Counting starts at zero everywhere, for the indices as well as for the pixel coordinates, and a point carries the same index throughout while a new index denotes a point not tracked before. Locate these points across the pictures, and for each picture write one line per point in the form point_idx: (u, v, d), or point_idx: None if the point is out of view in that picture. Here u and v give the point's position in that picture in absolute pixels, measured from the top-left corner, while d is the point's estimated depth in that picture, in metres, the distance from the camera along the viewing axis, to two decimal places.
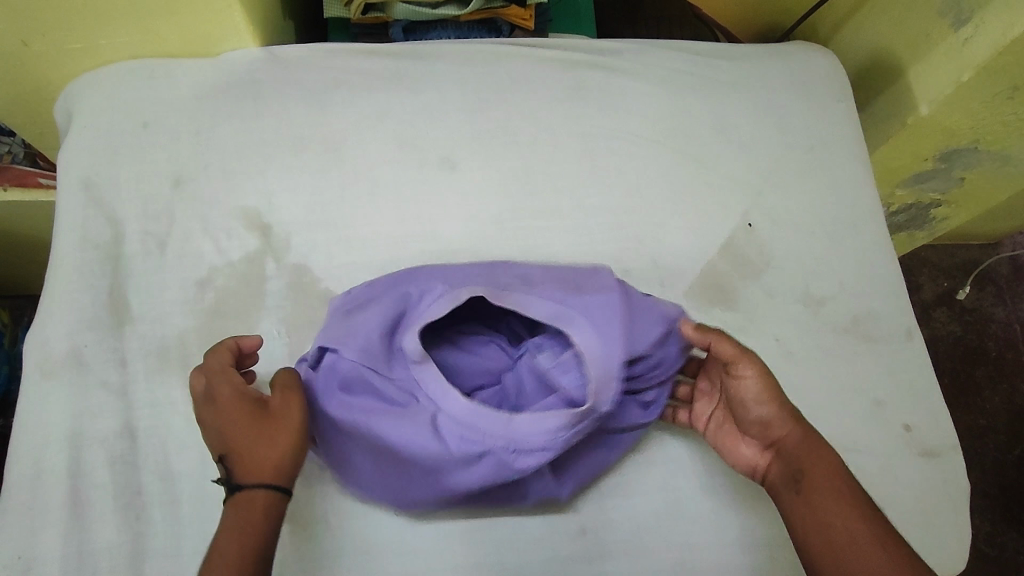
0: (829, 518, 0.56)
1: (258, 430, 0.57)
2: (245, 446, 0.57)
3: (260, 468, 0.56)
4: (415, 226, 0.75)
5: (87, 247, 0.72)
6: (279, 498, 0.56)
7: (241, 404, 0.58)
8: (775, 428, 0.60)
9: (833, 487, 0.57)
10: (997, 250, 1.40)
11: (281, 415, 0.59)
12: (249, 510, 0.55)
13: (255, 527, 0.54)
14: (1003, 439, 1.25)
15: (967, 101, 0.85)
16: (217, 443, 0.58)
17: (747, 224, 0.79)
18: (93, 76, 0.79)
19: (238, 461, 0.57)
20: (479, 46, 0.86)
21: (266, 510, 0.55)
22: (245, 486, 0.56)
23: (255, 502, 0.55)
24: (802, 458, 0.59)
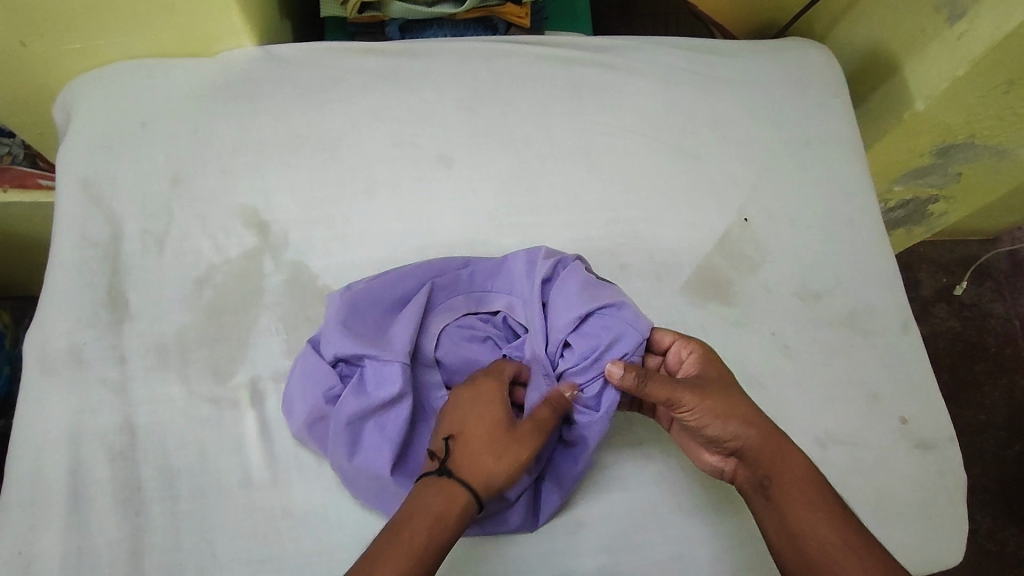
0: (802, 526, 0.56)
1: (502, 437, 0.57)
2: (476, 444, 0.57)
3: (481, 474, 0.56)
4: (413, 223, 0.76)
5: (86, 246, 0.72)
6: (468, 509, 0.55)
7: (501, 410, 0.59)
8: (737, 440, 0.60)
9: (802, 492, 0.57)
10: (996, 245, 1.40)
11: (525, 442, 0.58)
12: (446, 503, 0.54)
13: (438, 527, 0.53)
14: (1003, 435, 1.25)
15: (964, 96, 0.85)
16: (452, 425, 0.59)
17: (743, 218, 0.80)
18: (92, 76, 0.79)
19: (465, 454, 0.57)
20: (475, 44, 0.86)
21: (452, 514, 0.54)
22: (455, 478, 0.55)
23: (456, 500, 0.54)
24: (769, 464, 0.59)
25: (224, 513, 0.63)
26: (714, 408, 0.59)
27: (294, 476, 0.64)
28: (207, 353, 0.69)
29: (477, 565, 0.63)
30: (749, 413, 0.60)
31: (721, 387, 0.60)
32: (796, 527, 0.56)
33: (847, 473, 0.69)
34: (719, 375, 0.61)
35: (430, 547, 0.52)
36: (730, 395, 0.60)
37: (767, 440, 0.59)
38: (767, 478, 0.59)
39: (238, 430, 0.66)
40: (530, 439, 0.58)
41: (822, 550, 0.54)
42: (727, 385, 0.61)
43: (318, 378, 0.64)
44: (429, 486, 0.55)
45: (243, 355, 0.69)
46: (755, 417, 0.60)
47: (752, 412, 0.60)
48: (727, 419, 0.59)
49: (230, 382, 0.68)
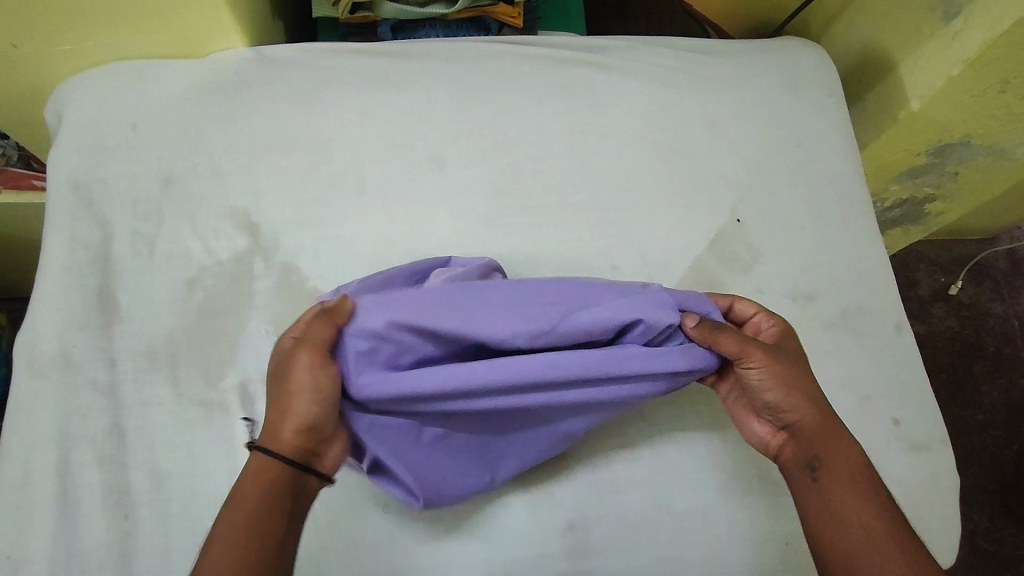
0: (845, 504, 0.55)
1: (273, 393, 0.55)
2: (267, 407, 0.55)
3: (273, 430, 0.54)
4: (404, 225, 0.76)
5: (76, 248, 0.72)
6: (278, 465, 0.53)
7: (276, 362, 0.57)
8: (798, 412, 0.59)
9: (851, 475, 0.57)
10: (995, 244, 1.39)
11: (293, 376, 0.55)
12: (249, 468, 0.53)
13: (252, 491, 0.52)
14: (1000, 435, 1.25)
15: (958, 95, 0.84)
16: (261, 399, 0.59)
17: (736, 219, 0.79)
18: (83, 77, 0.79)
19: (261, 421, 0.55)
20: (468, 44, 0.86)
21: (257, 476, 0.53)
22: (256, 446, 0.54)
23: (253, 461, 0.53)
24: (823, 444, 0.58)
25: (213, 516, 0.62)
26: (786, 376, 0.60)
27: None
28: (197, 355, 0.69)
29: (467, 567, 0.63)
30: (814, 392, 0.60)
31: (797, 361, 0.61)
32: (837, 504, 0.56)
33: None
34: (797, 353, 0.62)
35: (235, 519, 0.51)
36: (802, 372, 0.61)
37: (826, 421, 0.59)
38: (819, 455, 0.58)
39: (227, 432, 0.66)
40: (304, 367, 0.55)
41: (859, 528, 0.54)
42: (799, 363, 0.61)
43: None
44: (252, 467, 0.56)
45: (233, 357, 0.69)
46: (819, 397, 0.60)
47: (817, 394, 0.60)
48: (795, 390, 0.59)
49: (219, 384, 0.68)
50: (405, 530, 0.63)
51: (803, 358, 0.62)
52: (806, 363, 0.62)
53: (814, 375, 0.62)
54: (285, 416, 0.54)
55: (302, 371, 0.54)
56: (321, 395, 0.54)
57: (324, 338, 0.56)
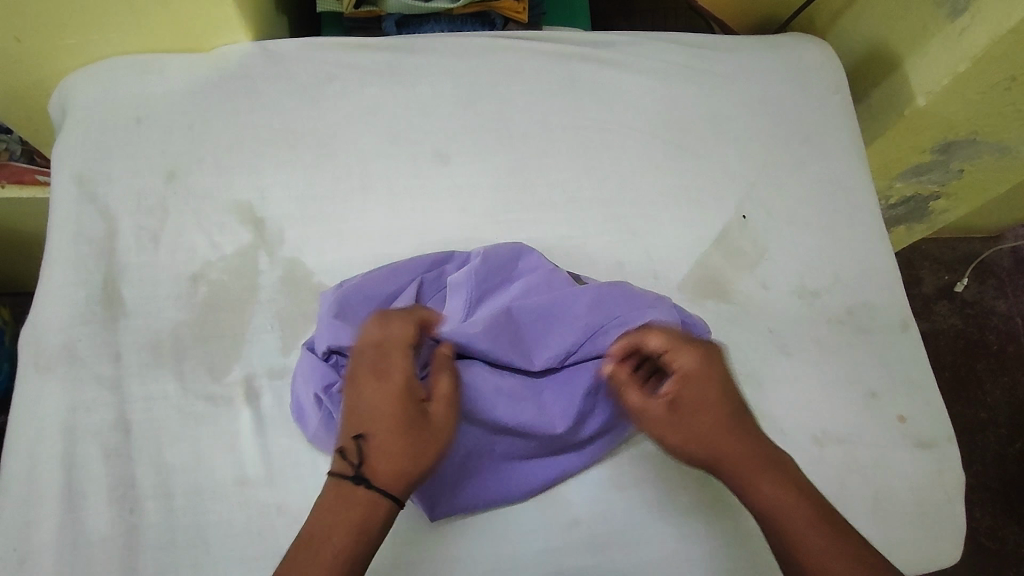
0: (785, 534, 0.53)
1: (400, 436, 0.54)
2: (384, 444, 0.54)
3: (394, 476, 0.53)
4: (409, 220, 0.75)
5: (81, 242, 0.72)
6: (389, 509, 0.53)
7: (405, 404, 0.55)
8: (702, 458, 0.58)
9: (781, 498, 0.54)
10: (999, 242, 1.39)
11: (437, 429, 0.56)
12: (370, 514, 0.52)
13: (365, 538, 0.51)
14: (1004, 433, 1.25)
15: (964, 92, 0.84)
16: (354, 423, 0.55)
17: (742, 215, 0.79)
18: (86, 71, 0.79)
19: (379, 463, 0.53)
20: (472, 39, 0.85)
21: (370, 520, 0.52)
22: (367, 484, 0.53)
23: (378, 508, 0.52)
24: (738, 477, 0.56)
25: (219, 511, 0.62)
26: (683, 427, 0.58)
27: (291, 473, 0.64)
28: (202, 350, 0.69)
29: (472, 563, 0.62)
30: (714, 427, 0.57)
31: (697, 407, 0.58)
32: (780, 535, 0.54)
33: (844, 471, 0.69)
34: (698, 395, 0.59)
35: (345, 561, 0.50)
36: (699, 414, 0.58)
37: (738, 450, 0.57)
38: (741, 490, 0.56)
39: (232, 427, 0.66)
40: (444, 421, 0.56)
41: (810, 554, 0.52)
42: (701, 404, 0.58)
43: (315, 369, 0.64)
44: (330, 491, 0.53)
45: (238, 351, 0.69)
46: (722, 435, 0.57)
47: (724, 427, 0.57)
48: (693, 441, 0.58)
49: (224, 379, 0.68)
50: (410, 526, 0.63)
51: (706, 391, 0.59)
52: (713, 397, 0.59)
53: (720, 404, 0.58)
54: (412, 463, 0.54)
55: (441, 430, 0.56)
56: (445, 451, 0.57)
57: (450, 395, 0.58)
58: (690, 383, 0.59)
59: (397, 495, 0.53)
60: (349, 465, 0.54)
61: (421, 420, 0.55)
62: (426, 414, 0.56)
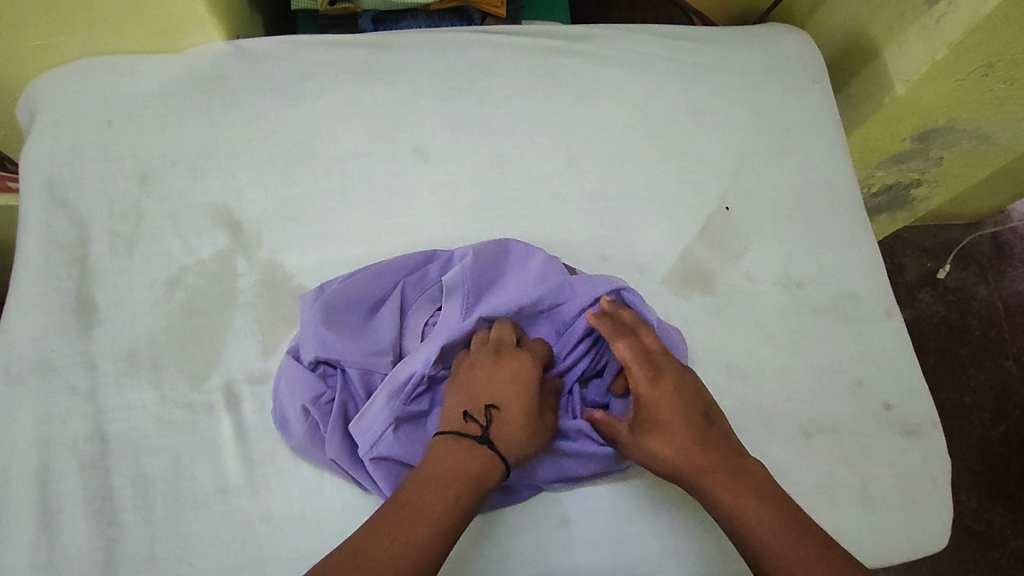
0: (758, 545, 0.53)
1: (529, 417, 0.59)
2: (513, 419, 0.58)
3: (516, 452, 0.58)
4: (390, 219, 0.74)
5: (52, 250, 0.70)
6: (498, 478, 0.56)
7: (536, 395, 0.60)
8: (672, 470, 0.58)
9: (751, 509, 0.54)
10: (980, 228, 1.40)
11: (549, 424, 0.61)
12: (490, 470, 0.55)
13: (475, 489, 0.54)
14: (988, 416, 1.26)
15: (941, 81, 0.84)
16: (487, 393, 0.59)
17: (725, 207, 0.79)
18: (53, 74, 0.77)
19: (506, 435, 0.57)
20: (449, 34, 0.84)
21: (486, 480, 0.55)
22: (491, 448, 0.56)
23: (495, 470, 0.56)
24: (708, 490, 0.57)
25: (201, 520, 0.61)
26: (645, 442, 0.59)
27: (275, 480, 0.63)
28: (180, 357, 0.67)
29: (462, 566, 0.62)
30: (686, 441, 0.58)
31: (662, 419, 0.59)
32: (753, 549, 0.53)
33: (832, 461, 0.69)
34: (663, 408, 0.59)
35: (466, 504, 0.53)
36: (662, 427, 0.59)
37: (710, 461, 0.57)
38: (707, 496, 0.57)
39: (213, 435, 0.64)
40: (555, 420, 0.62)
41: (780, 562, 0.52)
42: (670, 416, 0.59)
43: (299, 382, 0.64)
44: (452, 445, 0.56)
45: (217, 358, 0.67)
46: (689, 445, 0.58)
47: (692, 441, 0.58)
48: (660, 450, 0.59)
49: (204, 385, 0.66)
50: None
51: (671, 404, 0.59)
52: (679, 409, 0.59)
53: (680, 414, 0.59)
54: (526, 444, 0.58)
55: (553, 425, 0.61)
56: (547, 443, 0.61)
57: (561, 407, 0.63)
58: (656, 396, 0.60)
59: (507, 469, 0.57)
60: (477, 426, 0.58)
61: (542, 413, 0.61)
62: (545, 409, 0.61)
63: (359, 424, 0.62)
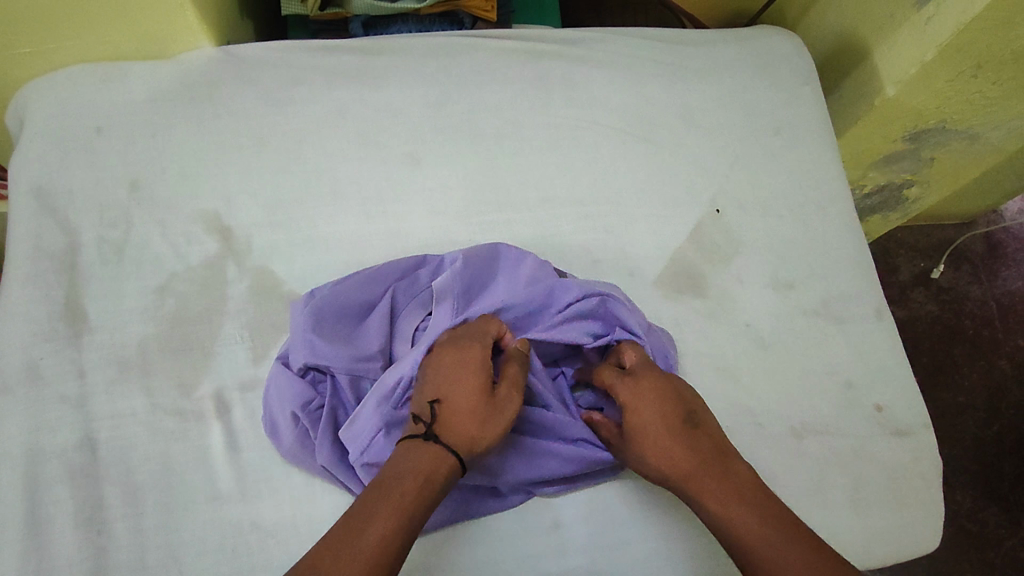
0: (753, 555, 0.52)
1: (474, 401, 0.56)
2: (459, 408, 0.56)
3: (466, 439, 0.55)
4: (380, 224, 0.74)
5: (42, 257, 0.70)
6: (449, 469, 0.54)
7: (480, 378, 0.57)
8: (665, 481, 0.59)
9: (736, 511, 0.54)
10: (972, 228, 1.41)
11: (504, 401, 0.57)
12: (439, 464, 0.53)
13: (424, 484, 0.52)
14: (982, 415, 1.26)
15: (931, 82, 0.84)
16: (434, 388, 0.58)
17: (715, 209, 0.79)
18: (42, 80, 0.77)
19: (452, 425, 0.55)
20: (439, 39, 0.85)
21: (439, 475, 0.53)
22: (438, 443, 0.54)
23: (445, 462, 0.53)
24: (698, 500, 0.56)
25: (191, 528, 0.61)
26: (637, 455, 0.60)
27: (265, 486, 0.63)
28: (170, 364, 0.67)
29: (453, 571, 0.61)
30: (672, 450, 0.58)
31: (646, 425, 0.60)
32: (747, 558, 0.52)
33: (824, 463, 0.69)
34: (647, 415, 0.60)
35: (417, 501, 0.51)
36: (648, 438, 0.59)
37: (699, 470, 0.57)
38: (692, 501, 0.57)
39: (204, 442, 0.64)
40: (512, 397, 0.58)
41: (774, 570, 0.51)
42: (651, 420, 0.60)
43: (288, 388, 0.63)
44: (402, 448, 0.55)
45: (208, 364, 0.67)
46: (675, 456, 0.58)
47: (678, 450, 0.58)
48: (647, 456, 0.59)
49: (194, 393, 0.66)
50: None
51: (654, 413, 0.60)
52: (661, 414, 0.60)
53: (662, 418, 0.60)
54: (478, 429, 0.55)
55: (511, 403, 0.57)
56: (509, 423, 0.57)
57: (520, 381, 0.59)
58: (637, 407, 0.60)
59: (460, 459, 0.54)
60: (423, 425, 0.56)
61: (495, 394, 0.58)
62: (500, 390, 0.58)
63: (349, 429, 0.61)
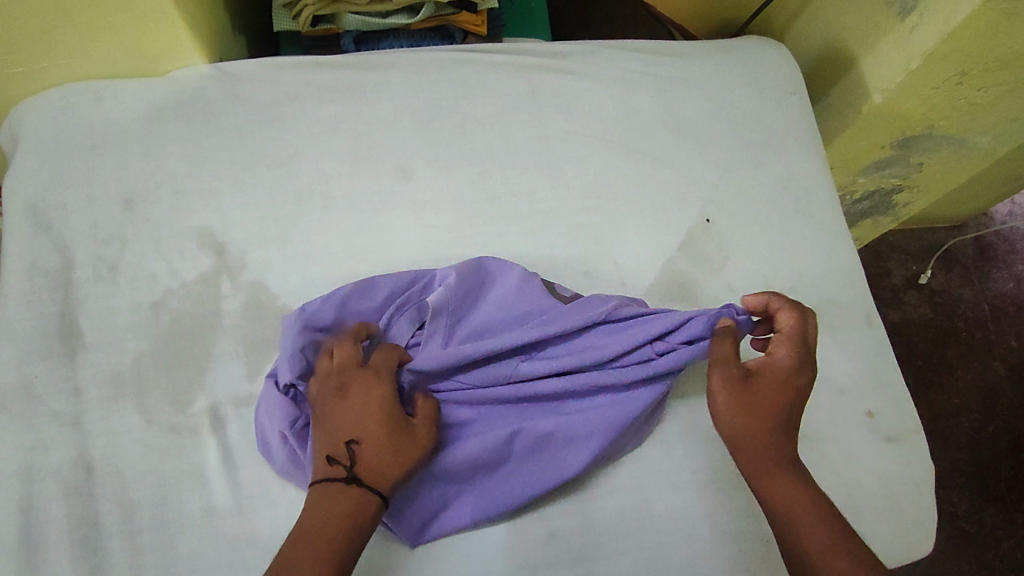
0: (797, 528, 0.55)
1: (390, 437, 0.58)
2: (375, 447, 0.58)
3: (391, 478, 0.57)
4: (373, 238, 0.75)
5: (36, 275, 0.70)
6: (377, 510, 0.56)
7: (396, 416, 0.59)
8: (736, 438, 0.59)
9: (805, 503, 0.56)
10: (963, 231, 1.42)
11: (418, 437, 0.60)
12: (363, 507, 0.55)
13: (348, 527, 0.54)
14: (976, 417, 1.27)
15: (916, 90, 0.86)
16: (344, 428, 0.59)
17: (705, 219, 0.80)
18: (35, 99, 0.77)
19: (369, 465, 0.57)
20: (430, 54, 0.86)
21: (364, 516, 0.55)
22: (360, 484, 0.56)
23: (369, 504, 0.56)
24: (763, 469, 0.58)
25: (187, 544, 0.61)
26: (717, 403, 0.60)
27: (261, 501, 0.63)
28: (165, 381, 0.67)
29: None
30: (763, 415, 0.59)
31: (771, 389, 0.60)
32: (781, 525, 0.55)
33: (817, 469, 0.69)
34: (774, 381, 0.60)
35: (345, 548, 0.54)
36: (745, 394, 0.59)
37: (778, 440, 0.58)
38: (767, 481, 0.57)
39: (199, 458, 0.64)
40: (425, 433, 0.61)
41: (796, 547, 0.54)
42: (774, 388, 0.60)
43: (276, 410, 0.63)
44: (321, 494, 0.56)
45: (202, 380, 0.68)
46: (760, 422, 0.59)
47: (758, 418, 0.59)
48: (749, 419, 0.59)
49: (189, 409, 0.66)
50: (386, 552, 0.62)
51: (775, 384, 0.60)
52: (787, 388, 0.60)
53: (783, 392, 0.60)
54: (396, 466, 0.58)
55: (424, 436, 0.60)
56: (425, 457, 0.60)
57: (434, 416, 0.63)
58: (778, 370, 0.61)
59: (385, 497, 0.57)
60: (341, 468, 0.57)
61: (408, 429, 0.60)
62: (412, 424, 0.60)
63: None
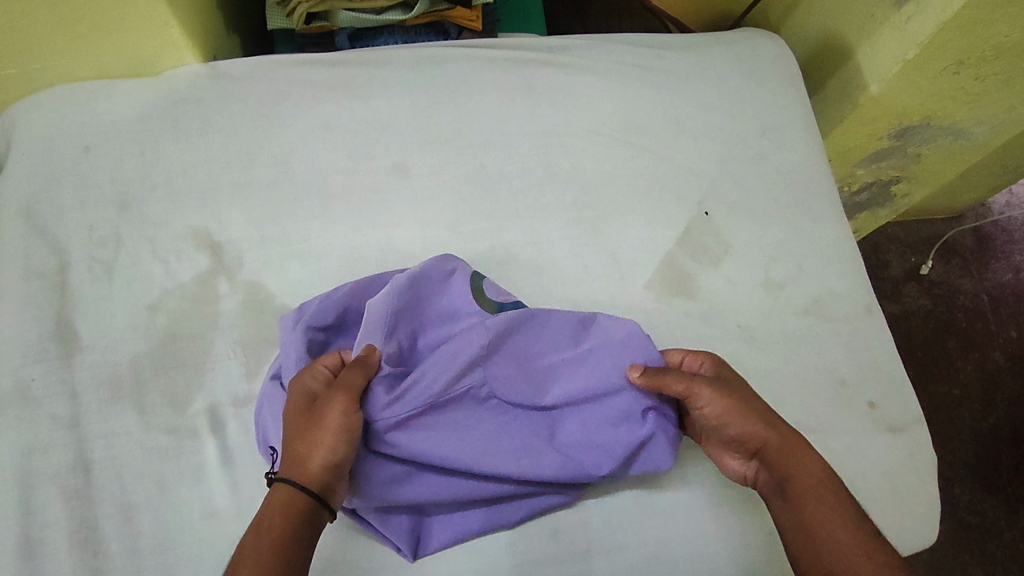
0: (820, 538, 0.54)
1: (301, 431, 0.57)
2: (287, 445, 0.57)
3: (296, 467, 0.56)
4: (371, 235, 0.74)
5: (31, 277, 0.69)
6: (308, 505, 0.55)
7: (299, 400, 0.58)
8: (752, 450, 0.60)
9: (829, 504, 0.56)
10: (961, 222, 1.42)
11: (324, 416, 0.57)
12: (280, 502, 0.54)
13: (278, 520, 0.53)
14: (978, 408, 1.27)
15: (914, 80, 0.85)
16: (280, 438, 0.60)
17: (704, 212, 0.79)
18: (26, 101, 0.76)
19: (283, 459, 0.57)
20: (424, 50, 0.85)
21: (294, 508, 0.54)
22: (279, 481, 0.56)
23: (285, 495, 0.55)
24: (787, 471, 0.58)
25: (187, 546, 0.61)
26: (716, 421, 0.61)
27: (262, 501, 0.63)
28: (163, 382, 0.67)
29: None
30: (754, 412, 0.61)
31: (743, 392, 0.62)
32: (811, 526, 0.55)
33: None
34: (739, 384, 0.63)
35: (278, 538, 0.53)
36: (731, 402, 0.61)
37: (786, 444, 0.59)
38: (789, 481, 0.58)
39: (198, 459, 0.64)
40: (337, 412, 0.57)
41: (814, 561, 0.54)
42: (741, 389, 0.63)
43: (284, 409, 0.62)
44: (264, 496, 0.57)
45: (200, 380, 0.67)
46: (765, 435, 0.59)
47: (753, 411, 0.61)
48: (746, 419, 0.60)
49: (187, 410, 0.66)
50: (385, 552, 0.62)
51: (742, 387, 0.63)
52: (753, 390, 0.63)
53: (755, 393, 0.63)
54: (308, 450, 0.56)
55: (336, 418, 0.57)
56: (346, 433, 0.57)
57: (358, 385, 0.59)
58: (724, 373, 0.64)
59: (308, 488, 0.55)
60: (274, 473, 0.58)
61: (319, 415, 0.57)
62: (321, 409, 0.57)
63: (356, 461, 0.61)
